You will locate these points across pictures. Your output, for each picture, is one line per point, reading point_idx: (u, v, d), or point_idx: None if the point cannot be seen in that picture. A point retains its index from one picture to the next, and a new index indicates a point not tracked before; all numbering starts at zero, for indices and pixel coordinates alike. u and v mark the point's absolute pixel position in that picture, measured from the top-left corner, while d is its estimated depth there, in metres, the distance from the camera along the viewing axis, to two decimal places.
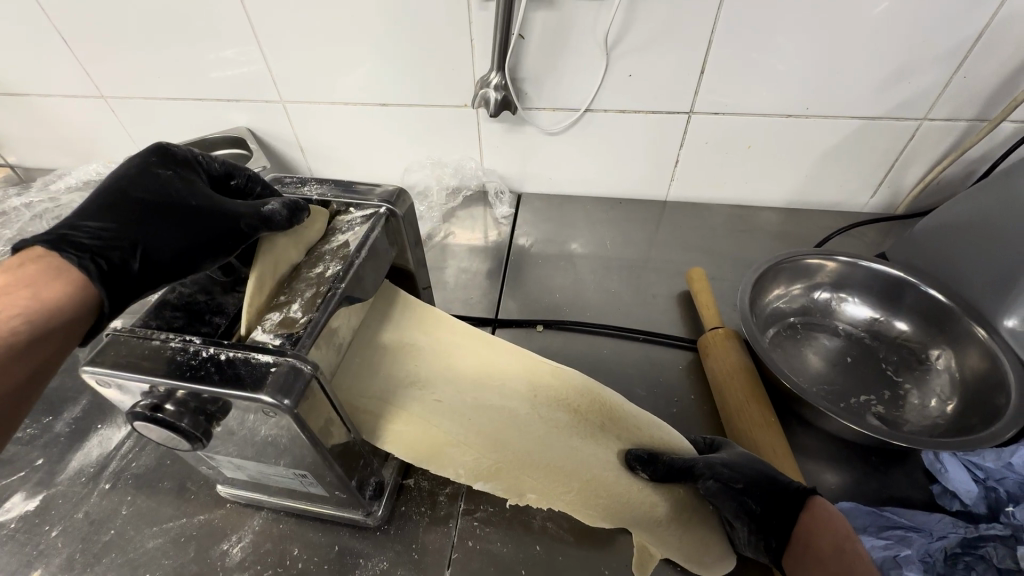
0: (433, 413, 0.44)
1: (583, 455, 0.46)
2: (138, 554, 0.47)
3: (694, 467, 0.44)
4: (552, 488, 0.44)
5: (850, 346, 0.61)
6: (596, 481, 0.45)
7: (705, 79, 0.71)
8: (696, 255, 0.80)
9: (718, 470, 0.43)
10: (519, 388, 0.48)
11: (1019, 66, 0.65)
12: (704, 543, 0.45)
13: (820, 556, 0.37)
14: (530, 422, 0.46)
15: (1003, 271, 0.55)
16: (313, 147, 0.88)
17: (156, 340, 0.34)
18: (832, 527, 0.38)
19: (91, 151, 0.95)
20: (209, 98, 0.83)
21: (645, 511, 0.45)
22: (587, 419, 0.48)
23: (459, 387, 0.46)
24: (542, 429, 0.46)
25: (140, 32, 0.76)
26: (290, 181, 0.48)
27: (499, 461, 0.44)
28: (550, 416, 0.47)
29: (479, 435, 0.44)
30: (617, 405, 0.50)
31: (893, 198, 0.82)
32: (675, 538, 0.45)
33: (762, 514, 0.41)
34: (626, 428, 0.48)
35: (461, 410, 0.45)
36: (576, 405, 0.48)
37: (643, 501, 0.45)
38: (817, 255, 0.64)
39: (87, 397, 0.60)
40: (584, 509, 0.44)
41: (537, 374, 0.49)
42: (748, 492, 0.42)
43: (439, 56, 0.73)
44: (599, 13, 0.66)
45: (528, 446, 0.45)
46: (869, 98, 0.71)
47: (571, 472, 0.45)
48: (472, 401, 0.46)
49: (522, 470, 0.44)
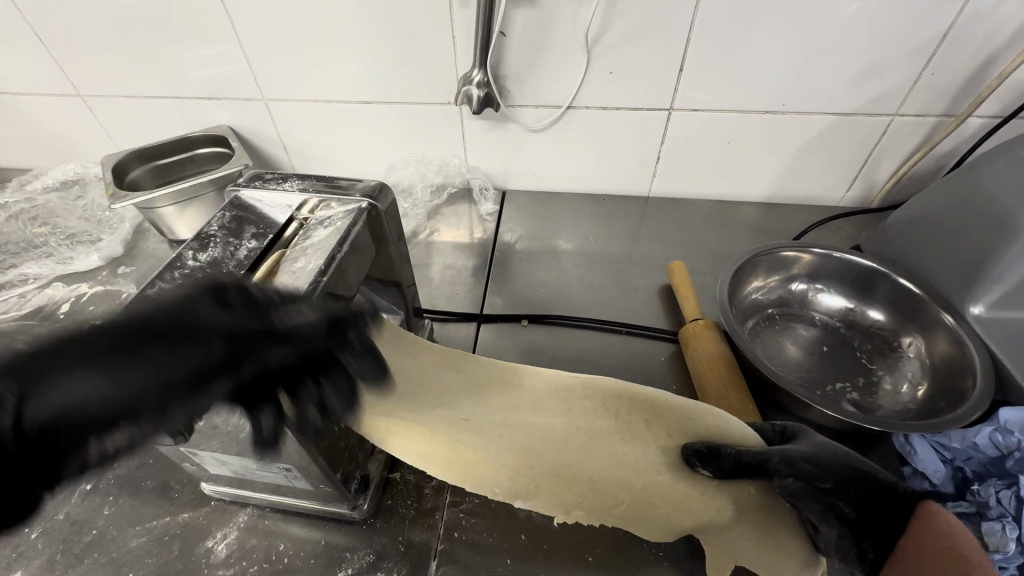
0: (458, 432, 0.43)
1: (635, 465, 0.42)
2: (120, 554, 0.47)
3: (767, 462, 0.37)
4: (597, 503, 0.42)
5: (826, 335, 0.63)
6: (651, 490, 0.41)
7: (684, 77, 0.73)
8: (678, 249, 0.82)
9: (799, 468, 0.36)
10: (554, 405, 0.46)
11: (983, 63, 0.68)
12: (783, 553, 0.39)
13: (931, 571, 0.30)
14: (569, 435, 0.44)
15: (969, 260, 0.57)
16: (296, 146, 0.88)
17: None
18: (953, 545, 0.30)
19: (69, 151, 0.94)
20: (189, 96, 0.82)
21: (707, 513, 0.41)
22: (631, 422, 0.45)
23: (486, 406, 0.45)
24: (581, 441, 0.44)
25: (117, 31, 0.75)
26: (271, 177, 0.48)
27: (535, 479, 0.42)
28: (589, 427, 0.44)
29: (513, 453, 0.43)
30: (662, 400, 0.46)
31: (867, 192, 0.85)
32: (749, 544, 0.40)
33: (853, 518, 0.34)
34: (678, 422, 0.45)
35: (492, 430, 0.44)
36: (616, 410, 0.46)
37: (707, 506, 0.41)
38: (793, 247, 0.65)
39: None
40: (640, 522, 0.42)
41: (570, 388, 0.47)
42: (837, 493, 0.34)
43: (421, 54, 0.73)
44: (578, 11, 0.67)
45: (565, 461, 0.43)
46: (843, 95, 0.73)
47: (619, 485, 0.42)
48: (503, 419, 0.45)
49: (562, 487, 0.42)
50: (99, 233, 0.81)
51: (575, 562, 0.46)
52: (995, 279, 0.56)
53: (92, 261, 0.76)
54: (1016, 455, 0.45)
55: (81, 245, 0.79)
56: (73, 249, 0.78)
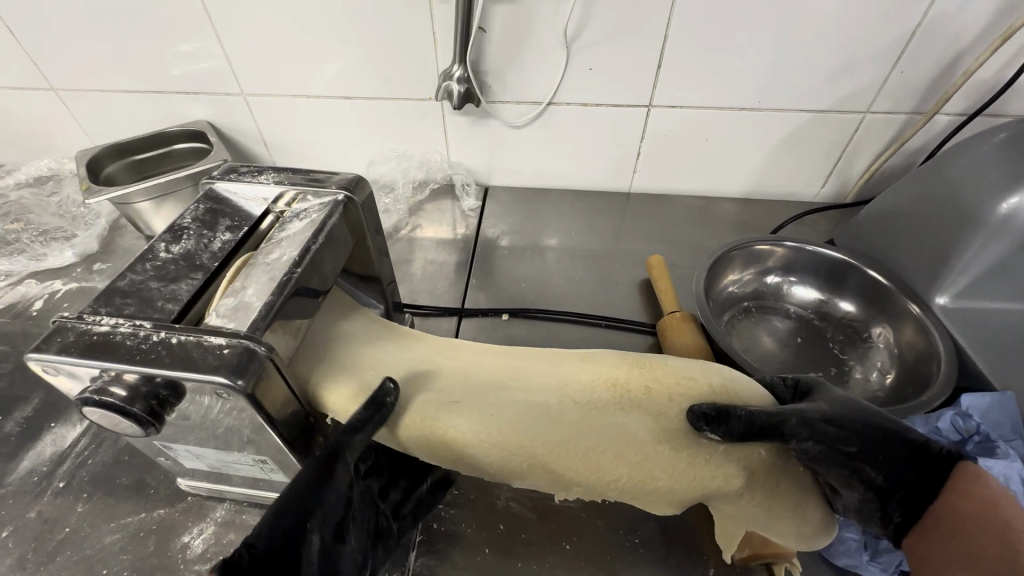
0: (446, 415, 0.42)
1: (636, 435, 0.41)
2: (94, 551, 0.46)
3: (783, 424, 0.36)
4: (597, 478, 0.41)
5: (800, 327, 0.65)
6: (652, 459, 0.40)
7: (662, 74, 0.74)
8: (658, 244, 0.83)
9: (818, 429, 0.34)
10: (550, 382, 0.45)
11: (949, 62, 0.70)
12: (798, 515, 0.39)
13: (972, 540, 0.28)
14: (565, 412, 0.42)
15: (937, 251, 0.59)
16: (277, 141, 0.87)
17: (103, 327, 0.34)
18: (996, 513, 0.28)
19: (42, 146, 0.92)
20: (166, 91, 0.81)
21: (717, 482, 0.39)
22: (629, 392, 0.44)
23: (479, 388, 0.44)
24: (580, 414, 0.42)
25: (91, 23, 0.74)
26: (246, 170, 0.48)
27: (528, 458, 0.41)
28: (586, 400, 0.43)
29: (509, 434, 0.41)
30: (661, 368, 0.45)
31: (841, 188, 0.87)
32: (760, 511, 0.39)
33: (883, 483, 0.32)
34: (678, 386, 0.44)
35: (484, 409, 0.43)
36: (613, 381, 0.45)
37: (719, 475, 0.39)
38: (768, 241, 0.66)
39: (39, 395, 0.58)
40: (642, 497, 0.40)
41: (565, 366, 0.47)
42: (866, 459, 0.32)
43: (401, 49, 0.73)
44: (558, 7, 0.68)
45: (561, 438, 0.41)
46: (817, 93, 0.74)
47: (621, 458, 0.40)
48: (496, 399, 0.43)
49: (556, 463, 0.41)
50: (74, 230, 0.80)
51: (553, 550, 0.47)
52: (958, 272, 0.58)
53: (66, 257, 0.74)
54: (976, 439, 0.46)
55: (55, 241, 0.78)
56: (46, 246, 0.77)
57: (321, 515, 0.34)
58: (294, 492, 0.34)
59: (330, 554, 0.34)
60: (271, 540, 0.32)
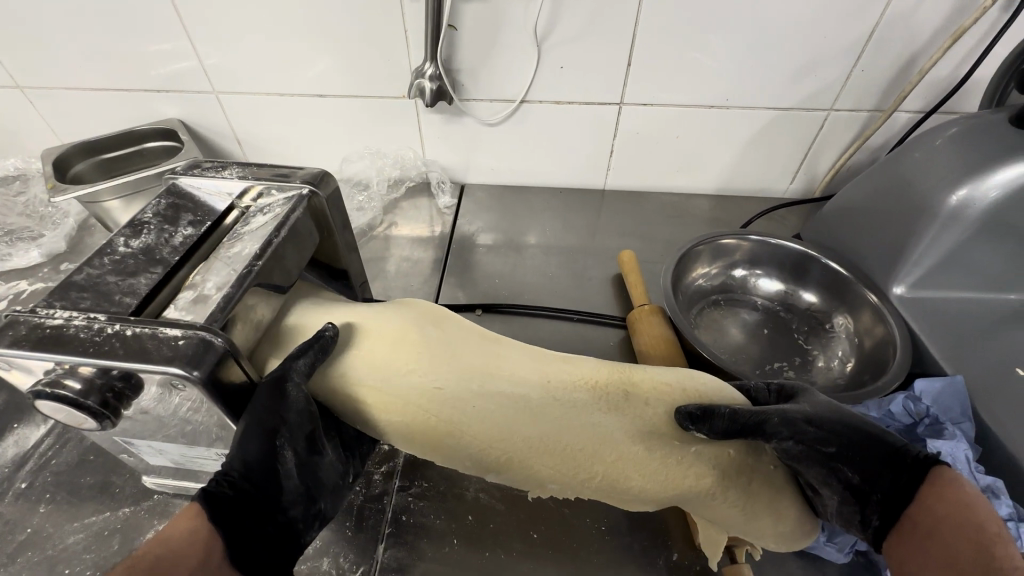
0: (428, 405, 0.42)
1: (609, 435, 0.42)
2: (56, 551, 0.46)
3: (765, 424, 0.39)
4: (571, 476, 0.42)
5: (766, 318, 0.67)
6: (623, 461, 0.41)
7: (632, 72, 0.75)
8: (631, 240, 0.85)
9: (800, 429, 0.38)
10: (531, 372, 0.44)
11: (907, 62, 0.72)
12: (772, 513, 0.41)
13: (947, 542, 0.32)
14: (545, 407, 0.43)
15: (894, 241, 0.61)
16: (251, 140, 0.87)
17: (56, 320, 0.33)
18: (973, 515, 0.33)
19: (8, 145, 0.90)
20: (136, 89, 0.80)
21: (693, 485, 0.41)
22: (608, 392, 0.44)
23: (462, 374, 0.44)
24: (560, 411, 0.42)
25: (56, 19, 0.73)
26: (210, 165, 0.47)
27: (506, 455, 0.42)
28: (565, 397, 0.43)
29: (488, 427, 0.42)
30: (637, 371, 0.46)
31: (809, 184, 0.89)
32: (735, 514, 0.41)
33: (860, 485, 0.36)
34: (653, 389, 0.44)
35: (465, 400, 0.43)
36: (593, 381, 0.45)
37: (692, 477, 0.41)
38: (734, 235, 0.68)
39: (2, 396, 0.57)
40: (614, 495, 0.42)
41: (547, 361, 0.46)
42: (841, 458, 0.37)
43: (374, 47, 0.74)
44: (528, 6, 0.69)
45: (538, 435, 0.42)
46: (782, 92, 0.76)
47: (595, 458, 0.41)
48: (478, 388, 0.43)
49: (532, 461, 0.42)
50: (41, 230, 0.79)
51: (521, 539, 0.48)
52: (914, 262, 0.59)
53: (32, 257, 0.73)
54: (926, 421, 0.49)
55: (21, 241, 0.76)
56: (11, 246, 0.75)
57: (287, 432, 0.37)
58: (254, 416, 0.36)
59: (307, 463, 0.39)
60: (245, 468, 0.35)
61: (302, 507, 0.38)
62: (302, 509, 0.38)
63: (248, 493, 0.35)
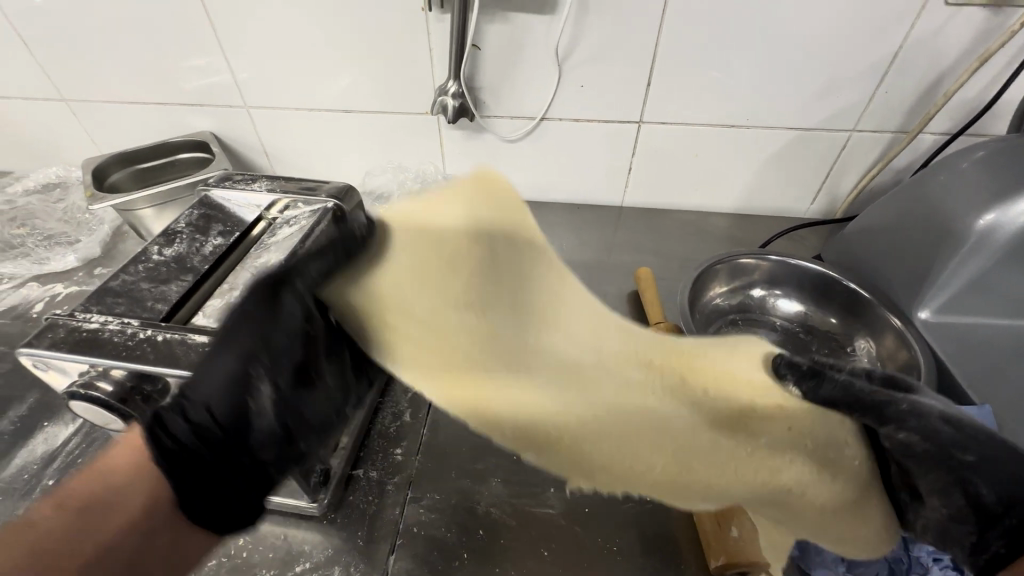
0: (467, 371, 0.52)
1: (678, 425, 0.50)
2: None
3: (894, 406, 0.37)
4: (637, 463, 0.48)
5: (784, 339, 0.66)
6: (685, 450, 0.48)
7: (651, 92, 0.76)
8: (648, 257, 0.84)
9: (933, 430, 0.35)
10: (621, 358, 0.55)
11: (932, 83, 0.71)
12: (861, 518, 0.41)
13: None
14: (626, 388, 0.52)
15: (920, 264, 0.59)
16: (278, 153, 0.90)
17: (92, 324, 0.35)
18: None
19: (51, 154, 0.94)
20: (172, 103, 0.84)
21: (768, 479, 0.45)
22: (688, 388, 0.52)
23: (558, 343, 0.56)
24: (638, 393, 0.52)
25: (102, 37, 0.77)
26: (241, 177, 0.49)
27: (534, 424, 0.50)
28: (645, 384, 0.53)
29: (571, 398, 0.51)
30: (711, 370, 0.53)
31: (830, 205, 0.88)
32: (802, 518, 0.43)
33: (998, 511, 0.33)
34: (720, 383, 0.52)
35: (556, 367, 0.53)
36: (662, 369, 0.54)
37: (769, 472, 0.45)
38: (754, 255, 0.67)
39: (34, 395, 0.60)
40: (673, 491, 0.46)
41: (639, 350, 0.57)
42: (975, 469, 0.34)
43: (399, 65, 0.76)
44: (550, 27, 0.70)
45: (556, 413, 0.50)
46: (802, 112, 0.76)
47: (654, 462, 0.47)
48: (567, 356, 0.55)
49: (556, 436, 0.49)
50: (77, 235, 0.82)
51: (531, 556, 0.47)
52: (939, 286, 0.58)
53: (68, 261, 0.76)
54: None
55: (58, 246, 0.79)
56: (49, 250, 0.79)
57: (265, 360, 0.36)
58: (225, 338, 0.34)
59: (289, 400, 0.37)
60: (211, 416, 0.34)
61: (274, 451, 0.37)
62: (276, 454, 0.38)
63: (215, 441, 0.34)
